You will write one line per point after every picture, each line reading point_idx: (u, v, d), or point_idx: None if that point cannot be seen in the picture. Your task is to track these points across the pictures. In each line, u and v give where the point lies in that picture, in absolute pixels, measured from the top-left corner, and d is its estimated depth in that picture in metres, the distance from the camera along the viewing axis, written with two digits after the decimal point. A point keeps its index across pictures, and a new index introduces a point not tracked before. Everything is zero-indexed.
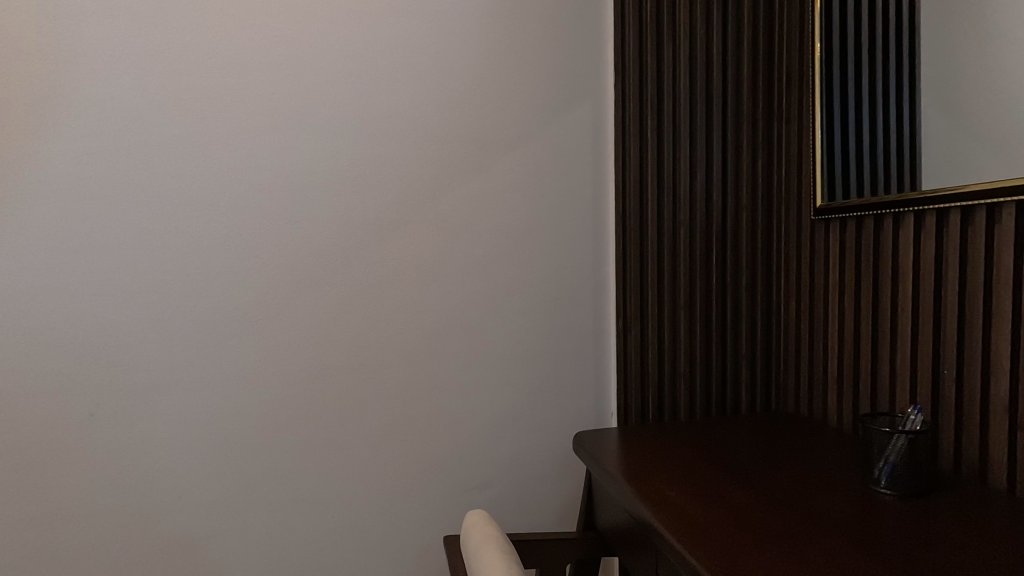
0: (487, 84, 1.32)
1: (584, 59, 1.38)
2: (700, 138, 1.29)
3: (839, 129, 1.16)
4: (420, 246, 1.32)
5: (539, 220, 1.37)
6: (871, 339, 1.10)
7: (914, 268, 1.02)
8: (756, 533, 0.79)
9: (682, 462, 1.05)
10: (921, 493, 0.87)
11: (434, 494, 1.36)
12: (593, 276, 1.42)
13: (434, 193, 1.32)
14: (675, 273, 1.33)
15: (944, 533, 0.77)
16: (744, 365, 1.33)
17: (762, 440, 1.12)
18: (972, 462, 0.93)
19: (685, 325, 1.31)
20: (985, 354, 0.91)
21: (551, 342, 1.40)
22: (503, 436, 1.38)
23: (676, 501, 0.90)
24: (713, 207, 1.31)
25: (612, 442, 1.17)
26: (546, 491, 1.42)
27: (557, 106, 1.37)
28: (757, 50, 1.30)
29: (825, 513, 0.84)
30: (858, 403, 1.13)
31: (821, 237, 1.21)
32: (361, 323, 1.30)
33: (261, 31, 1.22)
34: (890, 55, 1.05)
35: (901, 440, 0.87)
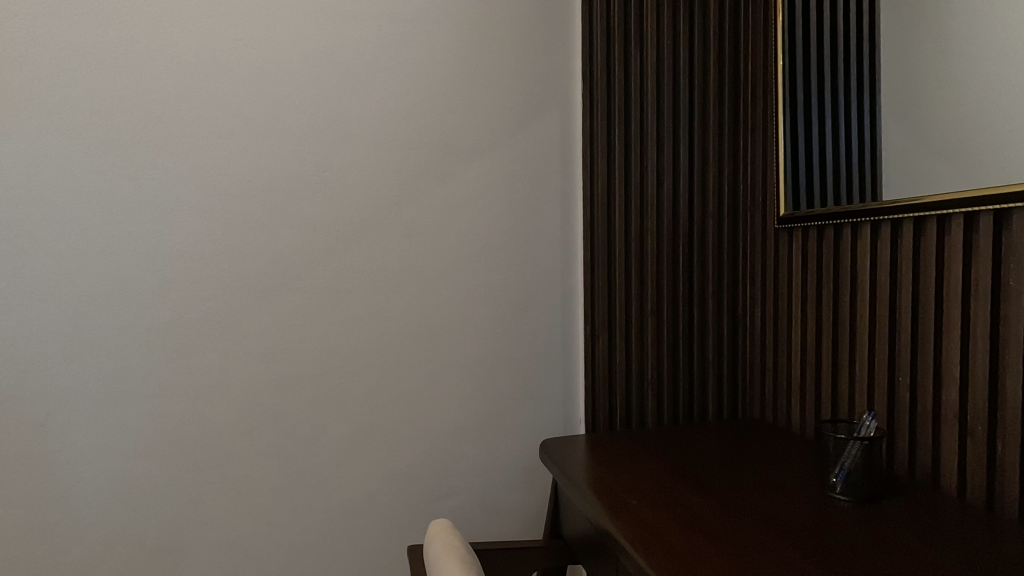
0: (455, 90, 1.32)
1: (555, 67, 1.39)
2: (667, 149, 1.31)
3: (802, 138, 1.18)
4: (386, 253, 1.31)
5: (509, 228, 1.37)
6: (830, 347, 1.12)
7: (870, 276, 1.04)
8: (712, 539, 0.80)
9: (645, 469, 1.05)
10: (874, 498, 0.89)
11: (401, 502, 1.35)
12: (565, 283, 1.42)
13: (401, 199, 1.31)
14: (642, 282, 1.34)
15: (894, 537, 0.79)
16: (711, 374, 1.35)
17: (725, 447, 1.14)
18: (926, 467, 0.95)
19: (652, 333, 1.33)
20: (937, 363, 0.93)
21: (519, 350, 1.39)
22: (470, 443, 1.37)
23: (637, 508, 0.90)
24: (680, 214, 1.33)
25: (578, 450, 1.17)
26: (515, 500, 1.41)
27: (528, 113, 1.37)
28: (723, 62, 1.32)
29: (783, 518, 0.85)
30: (819, 410, 1.15)
31: (783, 245, 1.24)
32: (326, 330, 1.29)
33: (223, 33, 1.21)
34: (851, 67, 1.07)
35: (856, 446, 0.89)
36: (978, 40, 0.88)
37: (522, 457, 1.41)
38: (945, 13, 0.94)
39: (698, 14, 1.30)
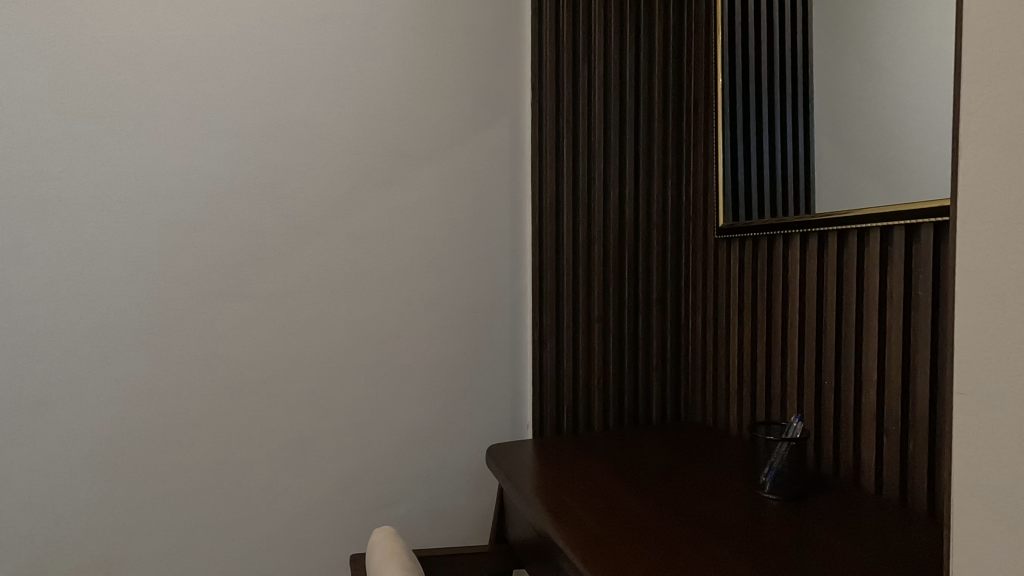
0: (405, 95, 1.32)
1: (505, 75, 1.40)
2: (614, 160, 1.35)
3: (741, 152, 1.24)
4: (332, 256, 1.29)
5: (458, 234, 1.38)
6: (764, 353, 1.18)
7: (800, 285, 1.10)
8: (648, 540, 0.82)
9: (589, 473, 1.08)
10: (801, 496, 0.94)
11: (346, 512, 1.32)
12: (513, 289, 1.43)
13: (347, 203, 1.30)
14: (590, 289, 1.37)
15: (817, 532, 0.83)
16: (655, 379, 1.39)
17: (667, 450, 1.17)
18: (849, 466, 1.01)
19: (599, 339, 1.36)
20: (858, 367, 0.99)
21: (469, 355, 1.40)
22: (418, 450, 1.37)
23: (579, 512, 0.91)
24: (625, 223, 1.37)
25: (525, 455, 1.18)
26: (462, 506, 1.40)
27: (479, 120, 1.38)
28: (667, 78, 1.38)
29: (716, 517, 0.88)
30: (754, 414, 1.20)
31: (723, 255, 1.29)
32: (267, 335, 1.26)
33: (162, 27, 1.17)
34: (784, 86, 1.13)
35: (783, 447, 0.93)
36: (885, 62, 0.94)
37: (471, 464, 1.41)
38: (858, 35, 0.99)
39: (643, 31, 1.35)
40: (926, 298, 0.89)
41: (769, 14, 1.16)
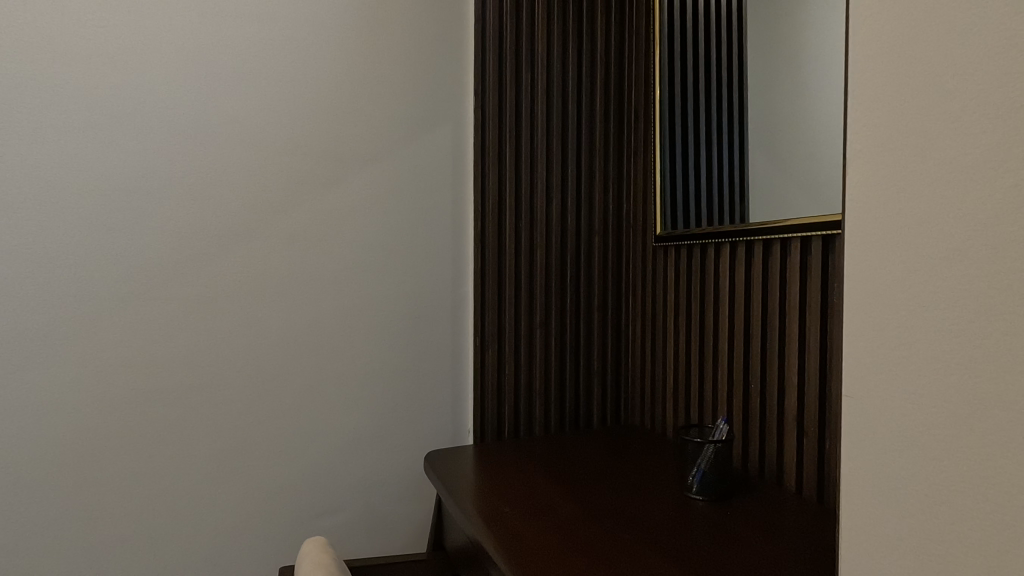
0: (345, 98, 1.31)
1: (449, 80, 1.40)
2: (556, 168, 1.38)
3: (676, 162, 1.28)
4: (265, 258, 1.26)
5: (399, 239, 1.37)
6: (697, 358, 1.22)
7: (730, 292, 1.14)
8: (575, 543, 0.83)
9: (527, 478, 1.08)
10: (726, 496, 0.97)
11: (280, 522, 1.29)
12: (455, 294, 1.43)
13: (282, 204, 1.27)
14: (531, 293, 1.39)
15: (739, 532, 0.86)
16: (595, 382, 1.42)
17: (603, 454, 1.19)
18: (773, 466, 1.05)
19: (540, 344, 1.38)
20: (780, 370, 1.04)
21: (410, 361, 1.39)
22: (357, 458, 1.35)
23: (511, 517, 0.91)
24: (566, 229, 1.40)
25: (463, 461, 1.18)
26: (400, 513, 1.39)
27: (420, 123, 1.38)
28: (609, 88, 1.41)
29: (645, 519, 0.90)
30: (686, 416, 1.24)
31: (661, 261, 1.33)
32: (195, 339, 1.21)
33: (83, 16, 1.12)
34: (715, 99, 1.18)
35: (709, 449, 0.97)
36: (801, 80, 0.99)
37: (411, 470, 1.40)
38: (779, 53, 1.04)
39: (584, 43, 1.38)
40: (838, 306, 0.94)
41: (701, 31, 1.21)
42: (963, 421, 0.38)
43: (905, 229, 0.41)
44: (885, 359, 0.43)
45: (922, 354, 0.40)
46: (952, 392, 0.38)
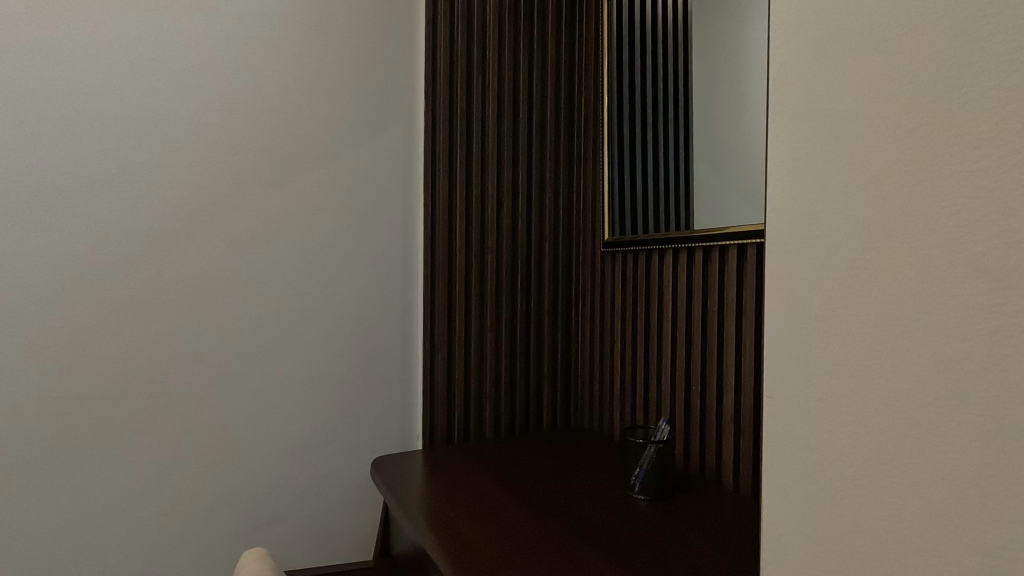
0: (291, 99, 1.31)
1: (399, 83, 1.40)
2: (507, 172, 1.40)
3: (626, 169, 1.31)
4: (204, 258, 1.25)
5: (346, 242, 1.36)
6: (643, 360, 1.25)
7: (672, 297, 1.18)
8: (516, 544, 0.84)
9: (475, 482, 1.08)
10: (667, 495, 1.00)
11: (221, 528, 1.27)
12: (401, 297, 1.42)
13: (222, 204, 1.26)
14: (483, 297, 1.40)
15: (678, 530, 0.88)
16: (546, 385, 1.44)
17: (552, 456, 1.21)
18: (713, 465, 1.09)
19: (491, 348, 1.39)
20: (718, 373, 1.08)
21: (357, 364, 1.38)
22: (303, 463, 1.33)
23: (457, 522, 0.91)
24: (518, 233, 1.42)
25: (410, 467, 1.17)
26: (345, 517, 1.37)
27: (367, 124, 1.38)
28: (559, 96, 1.44)
29: (587, 519, 0.92)
30: (633, 418, 1.28)
31: (610, 266, 1.36)
32: (130, 339, 1.20)
33: (19, 19, 1.12)
34: (660, 109, 1.21)
35: (651, 449, 1.00)
36: (734, 92, 1.02)
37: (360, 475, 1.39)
38: (715, 66, 1.07)
39: (535, 51, 1.41)
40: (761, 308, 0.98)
41: (645, 44, 1.25)
42: (870, 419, 0.40)
43: (819, 236, 0.43)
44: (797, 361, 0.45)
45: (834, 354, 0.42)
46: (856, 394, 0.41)
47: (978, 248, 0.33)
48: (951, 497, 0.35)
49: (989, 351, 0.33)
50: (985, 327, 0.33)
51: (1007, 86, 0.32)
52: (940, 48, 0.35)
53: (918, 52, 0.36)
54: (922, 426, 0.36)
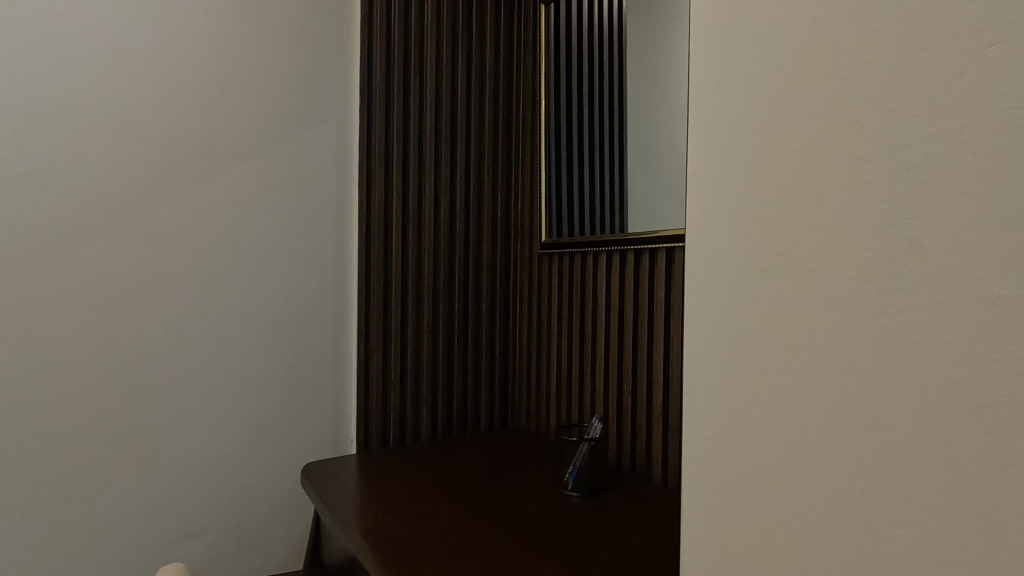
0: (217, 90, 1.27)
1: (333, 80, 1.39)
2: (445, 173, 1.39)
3: (563, 172, 1.33)
4: (119, 254, 1.18)
5: (276, 239, 1.34)
6: (578, 360, 1.28)
7: (605, 298, 1.22)
8: (449, 547, 0.83)
9: (410, 486, 1.06)
10: (599, 491, 1.02)
11: (138, 539, 1.21)
12: (334, 297, 1.41)
13: (140, 198, 1.20)
14: (419, 298, 1.39)
15: (607, 525, 0.90)
16: (483, 386, 1.44)
17: (488, 457, 1.21)
18: (643, 461, 1.12)
19: (427, 349, 1.38)
20: (648, 371, 1.11)
21: (287, 366, 1.36)
22: (230, 465, 1.30)
23: (393, 527, 0.89)
24: (456, 234, 1.42)
25: (343, 472, 1.14)
26: (272, 519, 1.35)
27: (298, 119, 1.36)
28: (498, 99, 1.45)
29: (522, 518, 0.92)
30: (568, 417, 1.31)
31: (547, 267, 1.38)
32: (34, 340, 1.12)
33: None
34: (597, 115, 1.24)
35: (584, 446, 1.02)
36: (663, 101, 1.06)
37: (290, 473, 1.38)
38: (645, 75, 1.11)
39: (473, 51, 1.41)
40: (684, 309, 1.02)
41: (581, 50, 1.28)
42: (777, 413, 0.42)
43: (732, 240, 0.45)
44: (712, 359, 0.47)
45: (745, 352, 0.45)
46: (765, 389, 0.43)
47: (869, 254, 0.36)
48: (845, 484, 0.38)
49: (877, 349, 0.36)
50: (874, 327, 0.36)
51: (893, 108, 0.35)
52: (837, 70, 0.38)
53: (820, 70, 0.39)
54: (821, 419, 0.39)
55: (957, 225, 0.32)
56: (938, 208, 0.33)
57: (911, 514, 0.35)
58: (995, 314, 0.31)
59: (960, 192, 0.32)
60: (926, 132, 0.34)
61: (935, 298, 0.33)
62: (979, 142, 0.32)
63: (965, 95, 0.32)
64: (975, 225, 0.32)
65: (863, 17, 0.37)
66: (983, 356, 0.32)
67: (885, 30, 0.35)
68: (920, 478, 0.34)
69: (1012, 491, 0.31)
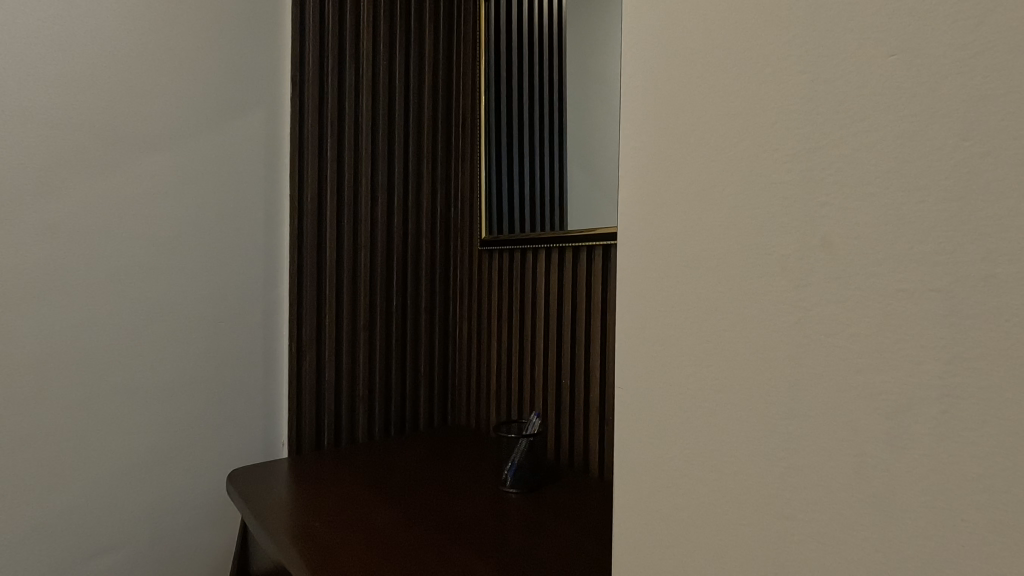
0: (131, 72, 1.18)
1: (261, 66, 1.33)
2: (382, 166, 1.36)
3: (504, 169, 1.33)
4: (16, 246, 1.08)
5: (199, 233, 1.27)
6: (517, 357, 1.29)
7: (544, 295, 1.23)
8: (386, 550, 0.81)
9: (345, 489, 1.03)
10: (537, 487, 1.03)
11: (40, 556, 1.12)
12: (262, 294, 1.36)
13: (41, 185, 1.10)
14: (355, 295, 1.35)
15: (544, 521, 0.91)
16: (422, 385, 1.42)
17: (426, 457, 1.19)
18: (581, 456, 1.14)
19: (364, 348, 1.34)
20: (586, 367, 1.13)
21: (211, 366, 1.30)
22: (148, 472, 1.23)
23: (326, 533, 0.86)
24: (393, 230, 1.39)
25: (272, 477, 1.09)
26: (193, 524, 1.29)
27: (223, 105, 1.29)
28: (437, 93, 1.44)
29: (459, 518, 0.91)
30: (507, 413, 1.31)
31: (487, 264, 1.38)
32: None
33: None
34: (537, 112, 1.24)
35: (522, 443, 1.02)
36: (600, 101, 1.08)
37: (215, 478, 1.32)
38: (582, 73, 1.12)
39: (411, 45, 1.39)
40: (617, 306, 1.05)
41: (520, 47, 1.28)
42: (702, 404, 0.43)
43: (660, 236, 0.46)
44: (643, 353, 0.48)
45: (673, 346, 0.46)
46: (691, 381, 0.44)
47: (785, 250, 0.38)
48: (764, 471, 0.40)
49: (793, 341, 0.38)
50: (789, 320, 0.38)
51: (807, 111, 0.37)
52: (757, 72, 0.39)
53: (742, 72, 0.40)
54: (742, 409, 0.41)
55: (862, 223, 0.34)
56: (846, 207, 0.35)
57: (822, 497, 0.37)
58: (895, 307, 0.33)
59: (866, 192, 0.34)
60: (837, 134, 0.35)
61: (843, 292, 0.35)
62: (882, 145, 0.34)
63: (871, 100, 0.34)
64: (879, 223, 0.34)
65: (781, 23, 0.38)
66: (885, 347, 0.34)
67: (800, 36, 0.37)
68: (830, 462, 0.36)
69: (909, 473, 0.33)
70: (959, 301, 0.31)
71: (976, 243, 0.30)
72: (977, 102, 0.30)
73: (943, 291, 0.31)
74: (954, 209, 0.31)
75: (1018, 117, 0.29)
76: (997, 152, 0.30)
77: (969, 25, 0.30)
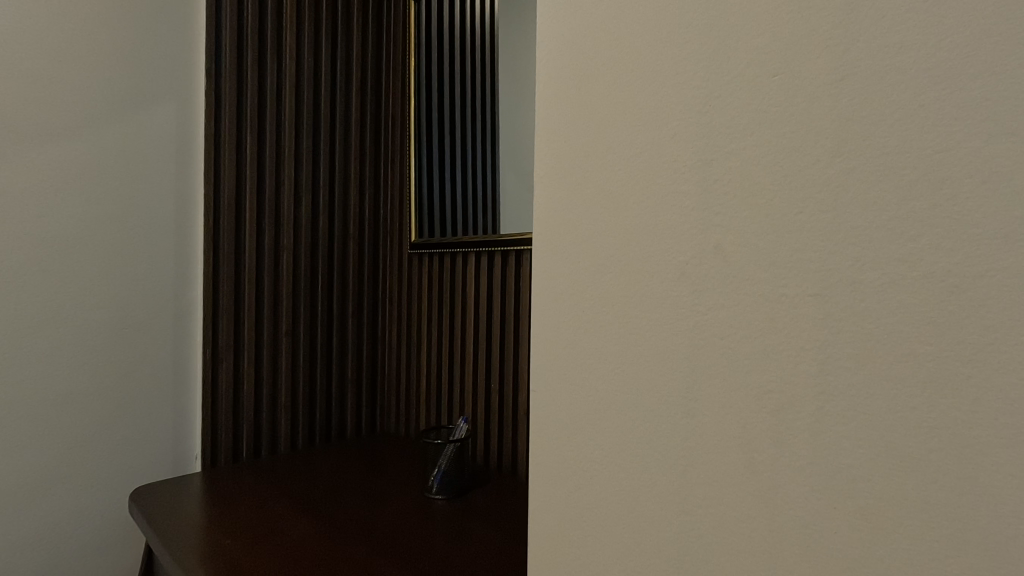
0: (20, 56, 1.08)
1: (170, 55, 1.26)
2: (306, 165, 1.31)
3: (435, 170, 1.31)
4: None
5: (97, 233, 1.18)
6: (446, 360, 1.28)
7: (472, 299, 1.22)
8: (301, 565, 0.78)
9: (260, 504, 0.98)
10: (463, 493, 1.02)
11: None
12: (171, 299, 1.27)
13: None
14: (276, 299, 1.30)
15: (471, 527, 0.90)
16: (349, 392, 1.39)
17: (351, 466, 1.16)
18: (508, 458, 1.14)
19: (285, 354, 1.29)
20: (514, 369, 1.13)
21: (112, 376, 1.20)
22: (37, 492, 1.12)
23: (235, 551, 0.82)
24: (318, 232, 1.34)
25: (181, 494, 1.02)
26: (92, 547, 1.20)
27: (126, 97, 1.20)
28: (364, 92, 1.41)
29: (381, 528, 0.89)
30: (437, 418, 1.30)
31: (417, 266, 1.36)
32: None
33: None
34: (468, 114, 1.24)
35: (449, 448, 1.01)
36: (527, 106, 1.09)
37: (118, 496, 1.23)
38: (513, 77, 1.12)
39: (337, 41, 1.35)
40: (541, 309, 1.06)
41: (453, 48, 1.26)
42: (611, 405, 0.45)
43: (571, 243, 0.47)
44: (555, 356, 0.49)
45: (584, 349, 0.47)
46: (600, 383, 0.45)
47: (684, 257, 0.40)
48: (665, 469, 0.41)
49: (690, 344, 0.39)
50: (688, 323, 0.39)
51: (703, 124, 0.39)
52: (657, 86, 0.41)
53: (645, 83, 0.42)
54: (646, 411, 0.42)
55: (750, 233, 0.37)
56: (738, 217, 0.37)
57: (716, 492, 0.38)
58: (779, 312, 0.35)
59: (753, 202, 0.36)
60: (728, 148, 0.37)
61: (735, 297, 0.37)
62: (766, 159, 0.36)
63: (758, 117, 0.36)
64: (764, 233, 0.36)
65: (680, 40, 0.40)
66: (771, 349, 0.36)
67: (695, 53, 0.39)
68: (723, 459, 0.38)
69: (790, 467, 0.35)
70: (832, 306, 0.33)
71: (845, 252, 0.33)
72: (844, 122, 0.33)
73: (818, 296, 0.34)
74: (826, 219, 0.33)
75: (878, 138, 0.32)
76: (860, 168, 0.32)
77: (839, 52, 0.33)
